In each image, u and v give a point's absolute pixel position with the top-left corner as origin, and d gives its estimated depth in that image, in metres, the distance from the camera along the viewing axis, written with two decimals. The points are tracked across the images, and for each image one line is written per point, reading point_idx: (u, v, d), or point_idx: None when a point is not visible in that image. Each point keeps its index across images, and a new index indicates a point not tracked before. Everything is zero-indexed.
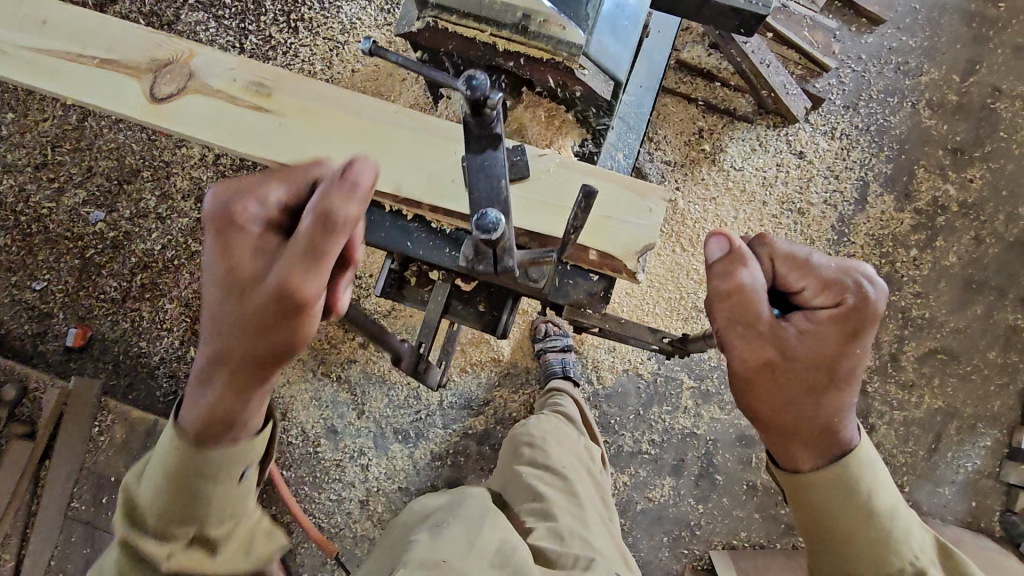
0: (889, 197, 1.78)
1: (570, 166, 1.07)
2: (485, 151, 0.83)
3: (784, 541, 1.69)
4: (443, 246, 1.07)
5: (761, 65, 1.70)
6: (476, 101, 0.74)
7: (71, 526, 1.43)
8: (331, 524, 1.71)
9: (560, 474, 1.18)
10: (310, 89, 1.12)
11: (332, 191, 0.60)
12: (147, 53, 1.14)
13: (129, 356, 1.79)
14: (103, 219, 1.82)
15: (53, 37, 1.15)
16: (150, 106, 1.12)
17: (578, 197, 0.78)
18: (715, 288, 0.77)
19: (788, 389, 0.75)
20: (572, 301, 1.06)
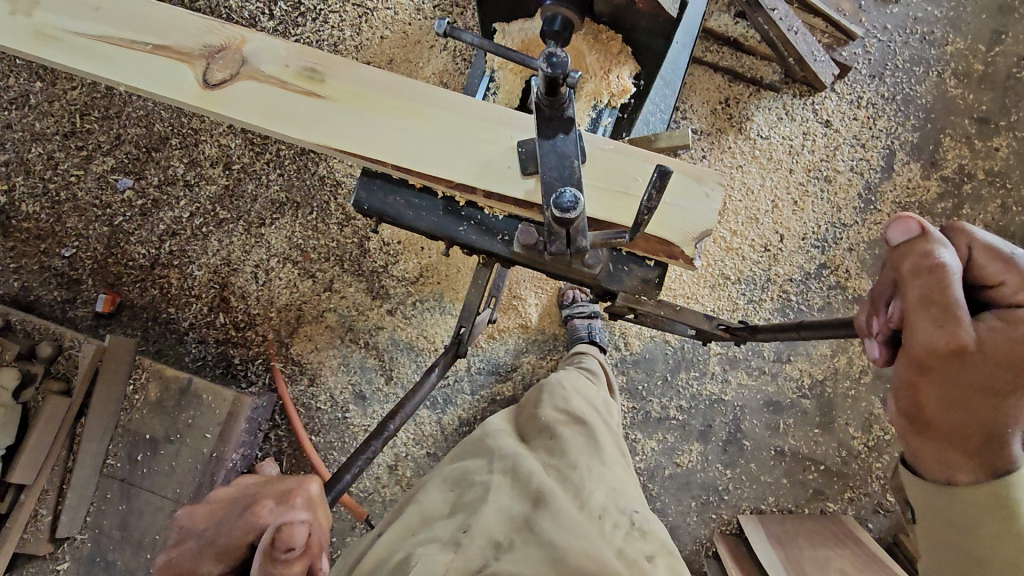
0: (915, 166, 1.79)
1: (626, 152, 1.04)
2: (555, 134, 0.92)
3: (811, 506, 1.69)
4: (495, 233, 1.08)
5: (789, 32, 1.68)
6: (555, 78, 0.81)
7: (108, 483, 1.47)
8: (360, 489, 1.72)
9: (580, 419, 1.17)
10: (364, 74, 1.06)
11: (270, 563, 0.72)
12: (199, 39, 1.07)
13: (158, 323, 1.80)
14: (132, 186, 1.83)
15: (104, 23, 1.07)
16: (202, 92, 1.05)
17: (653, 177, 0.80)
18: (908, 266, 0.73)
19: (961, 386, 0.74)
20: (627, 288, 1.07)
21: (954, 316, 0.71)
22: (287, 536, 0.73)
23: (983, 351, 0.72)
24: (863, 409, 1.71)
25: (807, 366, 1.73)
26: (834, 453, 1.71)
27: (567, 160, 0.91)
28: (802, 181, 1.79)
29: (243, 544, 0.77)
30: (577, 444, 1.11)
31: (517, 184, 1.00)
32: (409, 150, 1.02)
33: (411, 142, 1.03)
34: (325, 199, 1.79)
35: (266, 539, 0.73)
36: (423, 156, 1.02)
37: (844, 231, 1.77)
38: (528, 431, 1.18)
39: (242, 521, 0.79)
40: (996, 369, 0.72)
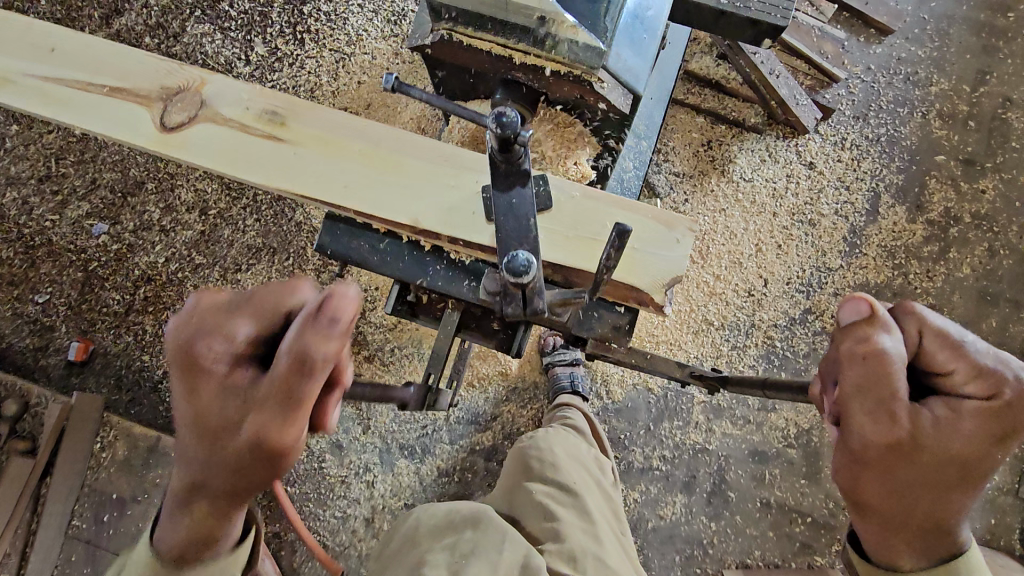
0: (901, 209, 1.76)
1: (595, 196, 1.01)
2: (513, 187, 0.88)
3: (799, 559, 1.65)
4: (462, 277, 1.04)
5: (770, 75, 1.68)
6: (506, 139, 0.77)
7: (72, 546, 1.41)
8: (336, 542, 1.68)
9: (572, 489, 1.16)
10: (327, 116, 1.04)
11: (311, 329, 0.62)
12: (157, 80, 1.05)
13: (131, 371, 1.77)
14: (107, 231, 1.81)
15: (61, 66, 1.05)
16: (159, 135, 1.02)
17: (612, 236, 0.78)
18: (845, 351, 0.71)
19: (912, 476, 0.69)
20: (597, 335, 1.05)
21: (893, 407, 0.68)
22: (334, 306, 0.62)
23: (936, 438, 0.68)
24: None
25: (792, 415, 1.69)
26: (821, 504, 1.66)
27: (526, 220, 0.88)
28: (786, 225, 1.76)
29: (278, 314, 0.69)
30: (572, 521, 1.10)
31: (483, 230, 0.97)
32: (372, 194, 1.00)
33: (374, 186, 1.00)
34: (303, 245, 1.77)
35: (311, 308, 0.62)
36: (387, 201, 0.99)
37: (829, 275, 1.74)
38: (518, 509, 1.16)
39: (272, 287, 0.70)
40: (950, 463, 0.68)
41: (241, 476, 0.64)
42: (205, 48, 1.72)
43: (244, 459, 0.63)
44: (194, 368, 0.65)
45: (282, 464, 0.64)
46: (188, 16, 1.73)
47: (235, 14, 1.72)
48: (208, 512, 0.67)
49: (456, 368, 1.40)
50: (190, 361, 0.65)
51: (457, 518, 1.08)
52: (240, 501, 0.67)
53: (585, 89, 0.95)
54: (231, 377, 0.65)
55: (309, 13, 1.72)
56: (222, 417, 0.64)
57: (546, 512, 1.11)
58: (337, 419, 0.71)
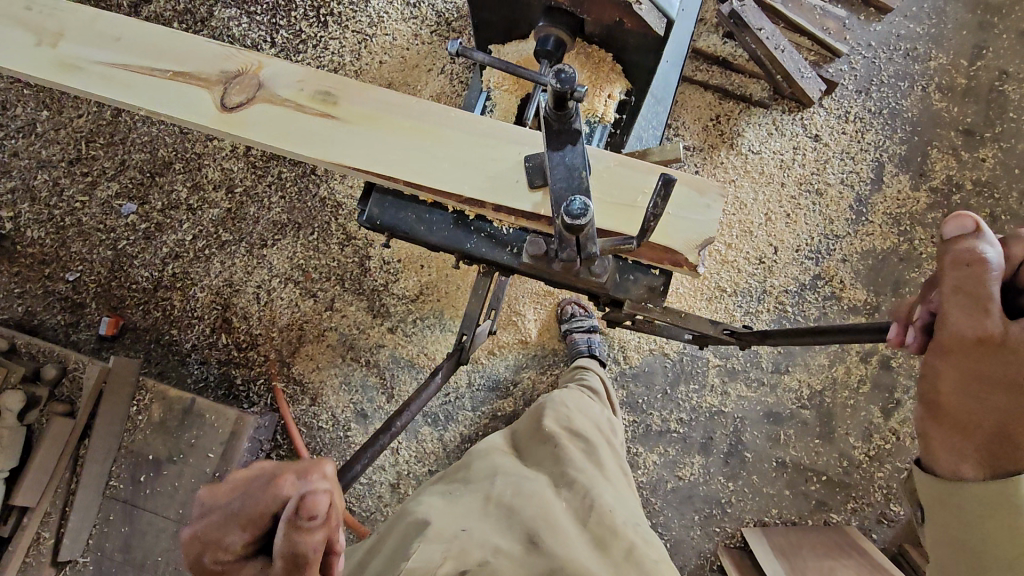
0: (904, 177, 1.83)
1: (628, 165, 1.04)
2: (565, 146, 0.90)
3: (815, 517, 1.69)
4: (504, 245, 1.09)
5: (775, 50, 1.74)
6: (564, 93, 0.81)
7: (111, 505, 1.46)
8: (362, 508, 1.72)
9: (583, 436, 1.17)
10: (378, 95, 1.08)
11: (299, 537, 0.51)
12: (217, 64, 1.09)
13: (160, 345, 1.82)
14: (136, 211, 1.86)
15: (128, 53, 1.10)
16: (220, 115, 1.07)
17: (658, 185, 0.78)
18: (948, 256, 0.68)
19: (995, 370, 0.66)
20: (633, 296, 1.09)
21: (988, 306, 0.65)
22: (308, 503, 0.52)
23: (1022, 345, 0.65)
24: (862, 418, 1.72)
25: (805, 377, 1.74)
26: (835, 463, 1.71)
27: (576, 171, 0.89)
28: (794, 195, 1.82)
29: (263, 518, 0.52)
30: (577, 459, 1.10)
31: (524, 197, 1.02)
32: (420, 168, 1.03)
33: (422, 158, 1.04)
34: (327, 220, 1.82)
35: (287, 518, 0.51)
36: (433, 173, 1.03)
37: (836, 242, 1.80)
38: (527, 444, 1.19)
39: (256, 496, 0.53)
40: None
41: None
42: (232, 31, 1.79)
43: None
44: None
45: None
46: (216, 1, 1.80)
47: None
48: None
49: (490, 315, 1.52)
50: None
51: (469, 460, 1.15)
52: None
53: (622, 12, 0.99)
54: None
55: None
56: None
57: (554, 448, 1.13)
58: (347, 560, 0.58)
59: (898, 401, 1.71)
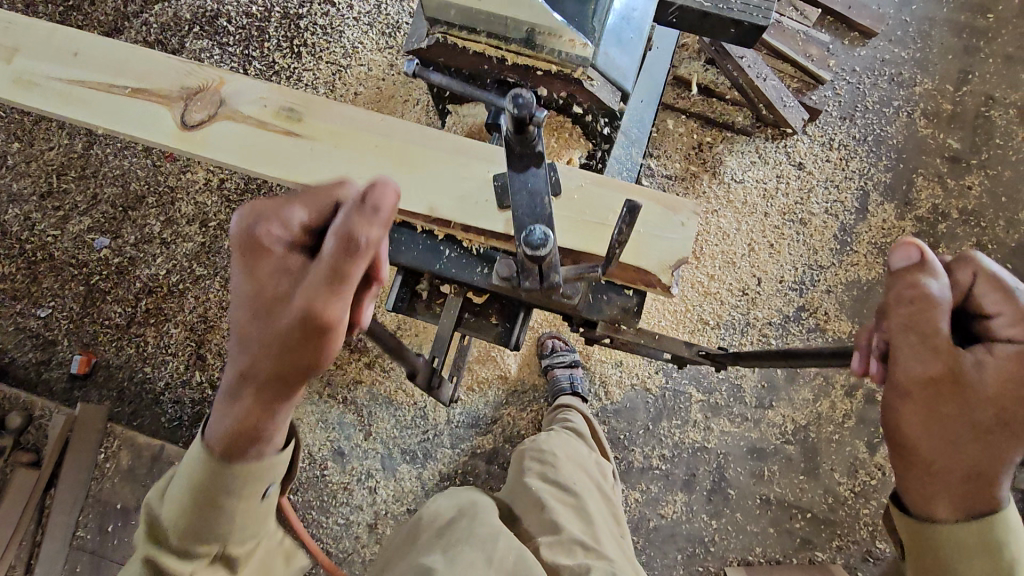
0: (890, 205, 1.80)
1: (602, 183, 1.02)
2: (528, 168, 0.84)
3: (800, 555, 1.66)
4: (474, 265, 1.05)
5: (757, 78, 1.71)
6: (522, 121, 0.73)
7: (77, 556, 1.42)
8: (339, 549, 1.68)
9: (573, 492, 1.17)
10: (343, 111, 1.04)
11: (355, 213, 0.59)
12: (178, 80, 1.06)
13: (134, 383, 1.78)
14: (108, 245, 1.83)
15: (86, 69, 1.07)
16: (180, 133, 1.04)
17: (622, 212, 0.78)
18: (893, 290, 0.72)
19: (955, 410, 0.69)
20: (606, 317, 1.05)
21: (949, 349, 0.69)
22: (377, 200, 0.59)
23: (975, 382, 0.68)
24: (847, 454, 1.69)
25: (790, 411, 1.71)
26: (821, 499, 1.68)
27: (539, 197, 0.84)
28: (778, 225, 1.79)
29: (331, 205, 0.66)
30: (570, 522, 1.10)
31: (493, 217, 0.98)
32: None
33: (388, 177, 1.01)
34: None
35: (355, 200, 0.59)
36: (400, 192, 1.00)
37: (821, 273, 1.77)
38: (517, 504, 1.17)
39: (322, 189, 0.67)
40: (983, 406, 0.68)
41: (291, 357, 0.61)
42: (203, 63, 1.76)
43: (280, 373, 0.62)
44: (255, 243, 0.65)
45: (328, 347, 0.60)
46: (187, 32, 1.77)
47: (233, 29, 1.76)
48: (254, 410, 0.63)
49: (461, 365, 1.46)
50: (251, 242, 0.65)
51: (458, 511, 1.08)
52: (290, 393, 0.63)
53: (574, 87, 0.99)
54: (279, 260, 0.64)
55: (305, 27, 1.76)
56: (280, 289, 0.62)
57: (547, 511, 1.12)
58: (371, 316, 0.70)
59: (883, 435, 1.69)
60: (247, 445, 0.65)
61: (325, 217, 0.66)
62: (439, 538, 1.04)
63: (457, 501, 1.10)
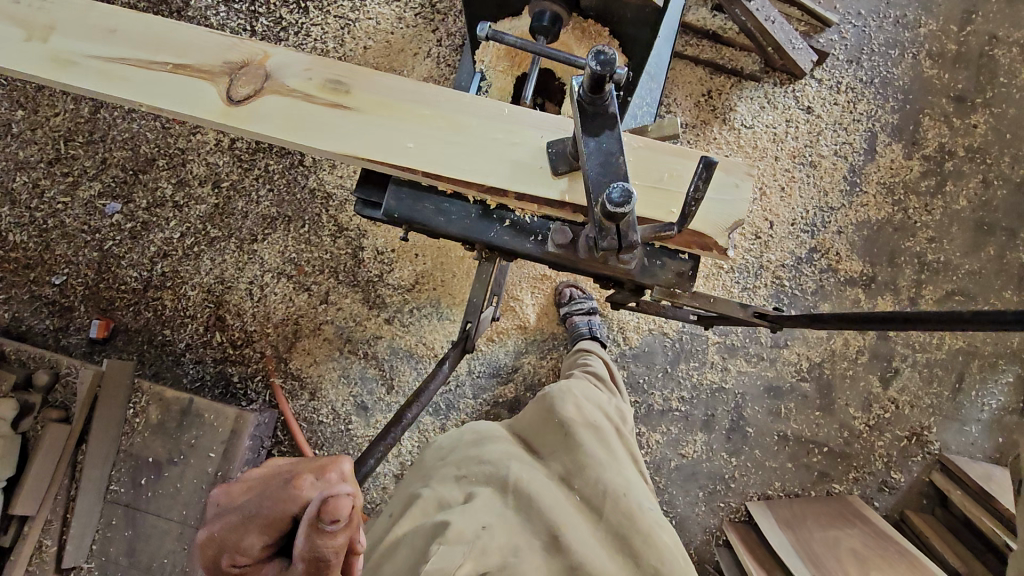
0: (897, 146, 1.82)
1: (655, 147, 1.02)
2: (601, 130, 0.86)
3: (818, 488, 1.71)
4: (527, 235, 1.05)
5: (766, 21, 1.71)
6: (603, 77, 0.77)
7: (112, 509, 1.44)
8: (367, 500, 1.71)
9: (595, 424, 1.11)
10: (389, 82, 1.04)
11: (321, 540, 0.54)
12: (220, 55, 1.05)
13: (153, 346, 1.79)
14: (120, 210, 1.81)
15: (124, 46, 1.05)
16: (226, 109, 1.03)
17: (700, 168, 0.76)
18: None
19: None
20: (661, 282, 1.03)
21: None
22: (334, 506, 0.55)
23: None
24: (861, 389, 1.73)
25: (804, 350, 1.75)
26: (836, 434, 1.72)
27: (614, 154, 0.85)
28: (788, 168, 1.81)
29: (283, 519, 0.56)
30: (590, 449, 1.06)
31: (549, 185, 0.99)
32: (438, 157, 1.00)
33: (440, 147, 1.01)
34: (317, 212, 1.79)
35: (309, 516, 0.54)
36: (452, 160, 1.00)
37: (831, 214, 1.80)
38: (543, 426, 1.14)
39: (273, 497, 0.58)
40: None
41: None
42: (209, 20, 1.74)
43: None
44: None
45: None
46: None
47: None
48: None
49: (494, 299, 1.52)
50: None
51: (476, 447, 1.11)
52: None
53: None
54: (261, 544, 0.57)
55: None
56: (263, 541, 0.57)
57: (570, 441, 1.08)
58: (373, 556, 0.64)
59: (895, 369, 1.73)
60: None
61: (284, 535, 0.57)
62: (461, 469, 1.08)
63: (476, 436, 1.14)
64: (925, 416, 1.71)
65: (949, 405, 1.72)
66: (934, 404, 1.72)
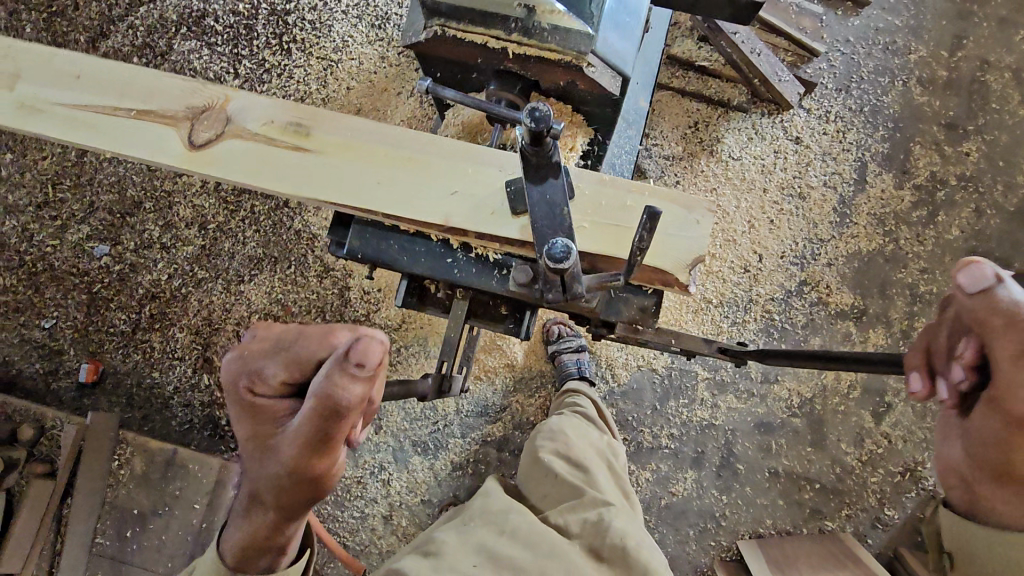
0: (887, 175, 1.80)
1: (614, 183, 0.98)
2: (545, 179, 0.90)
3: (810, 525, 1.69)
4: (491, 270, 1.03)
5: (751, 54, 1.70)
6: (540, 133, 0.80)
7: (98, 562, 1.46)
8: (356, 541, 1.70)
9: (583, 465, 1.16)
10: (352, 124, 1.02)
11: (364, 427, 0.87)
12: (183, 100, 1.03)
13: (142, 388, 1.79)
14: (108, 252, 1.81)
15: (89, 91, 1.04)
16: (189, 154, 1.01)
17: (643, 219, 0.76)
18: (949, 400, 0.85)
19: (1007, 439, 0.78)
20: (625, 318, 1.02)
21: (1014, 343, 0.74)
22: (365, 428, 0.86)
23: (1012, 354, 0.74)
24: (853, 424, 1.71)
25: (795, 385, 1.73)
26: (828, 470, 1.71)
27: (558, 207, 0.89)
28: (776, 200, 1.79)
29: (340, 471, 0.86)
30: (578, 484, 1.10)
31: (510, 224, 0.96)
32: (399, 197, 0.98)
33: (400, 184, 0.99)
34: (303, 252, 1.79)
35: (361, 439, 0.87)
36: (414, 204, 0.98)
37: (821, 246, 1.78)
38: (536, 481, 1.16)
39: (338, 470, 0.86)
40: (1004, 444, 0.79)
41: (293, 498, 0.70)
42: (193, 65, 1.74)
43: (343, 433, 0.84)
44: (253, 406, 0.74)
45: (321, 480, 0.71)
46: (174, 33, 1.74)
47: (220, 28, 1.74)
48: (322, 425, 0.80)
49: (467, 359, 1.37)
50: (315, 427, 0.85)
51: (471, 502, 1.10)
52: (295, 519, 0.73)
53: (575, 75, 0.97)
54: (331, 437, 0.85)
55: (293, 22, 1.74)
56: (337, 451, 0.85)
57: (563, 484, 1.11)
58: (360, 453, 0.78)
59: (887, 404, 1.71)
60: (259, 556, 0.74)
61: (298, 376, 0.74)
62: (454, 522, 1.04)
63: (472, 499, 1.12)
64: (918, 451, 1.70)
65: None
66: (927, 438, 1.70)
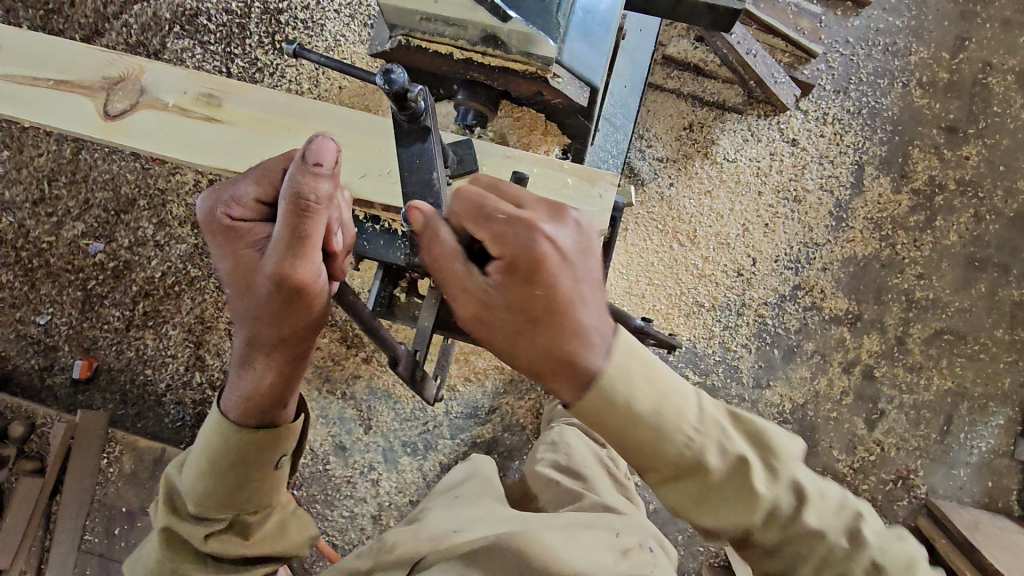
0: (885, 179, 1.77)
1: (517, 156, 1.10)
2: (414, 144, 0.84)
3: None
4: (396, 243, 1.05)
5: (747, 55, 1.67)
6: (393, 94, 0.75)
7: (86, 560, 1.50)
8: (345, 541, 1.71)
9: (583, 475, 1.16)
10: (257, 96, 1.13)
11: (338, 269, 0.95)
12: (98, 71, 1.14)
13: (136, 386, 1.80)
14: (103, 249, 1.82)
15: (7, 62, 1.14)
16: (105, 123, 1.12)
17: (496, 176, 0.79)
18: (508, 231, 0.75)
19: (542, 328, 0.71)
20: None
21: (478, 281, 0.74)
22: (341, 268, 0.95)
23: (508, 305, 0.72)
24: (846, 431, 1.71)
25: (787, 391, 1.72)
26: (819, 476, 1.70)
27: None
28: (772, 204, 1.77)
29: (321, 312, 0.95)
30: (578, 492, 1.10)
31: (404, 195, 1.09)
32: None
33: None
34: None
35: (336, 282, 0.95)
36: None
37: (816, 251, 1.76)
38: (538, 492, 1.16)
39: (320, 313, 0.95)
40: (518, 314, 0.72)
41: (288, 317, 0.84)
42: (186, 63, 1.74)
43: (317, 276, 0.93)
44: (231, 233, 0.85)
45: (306, 296, 0.82)
46: (168, 32, 1.75)
47: (213, 27, 1.74)
48: None
49: (443, 370, 1.35)
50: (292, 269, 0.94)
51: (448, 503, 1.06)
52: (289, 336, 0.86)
53: (542, 86, 0.98)
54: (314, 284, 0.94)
55: (286, 21, 1.73)
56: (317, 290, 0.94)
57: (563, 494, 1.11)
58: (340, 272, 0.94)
59: (881, 411, 1.70)
60: (266, 398, 0.89)
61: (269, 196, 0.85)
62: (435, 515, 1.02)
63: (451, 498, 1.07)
64: (911, 459, 1.69)
65: (935, 448, 1.69)
66: (920, 446, 1.69)
